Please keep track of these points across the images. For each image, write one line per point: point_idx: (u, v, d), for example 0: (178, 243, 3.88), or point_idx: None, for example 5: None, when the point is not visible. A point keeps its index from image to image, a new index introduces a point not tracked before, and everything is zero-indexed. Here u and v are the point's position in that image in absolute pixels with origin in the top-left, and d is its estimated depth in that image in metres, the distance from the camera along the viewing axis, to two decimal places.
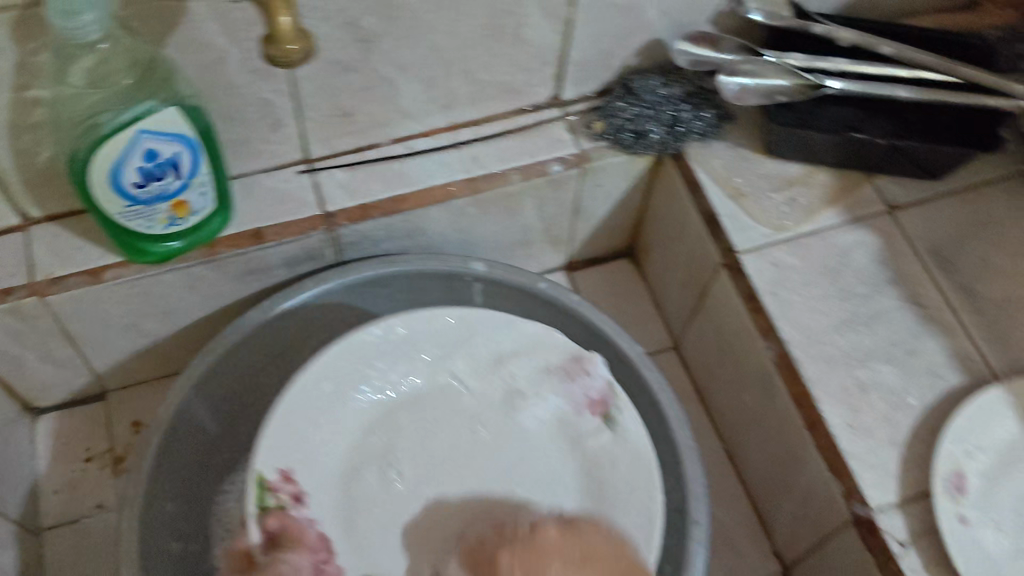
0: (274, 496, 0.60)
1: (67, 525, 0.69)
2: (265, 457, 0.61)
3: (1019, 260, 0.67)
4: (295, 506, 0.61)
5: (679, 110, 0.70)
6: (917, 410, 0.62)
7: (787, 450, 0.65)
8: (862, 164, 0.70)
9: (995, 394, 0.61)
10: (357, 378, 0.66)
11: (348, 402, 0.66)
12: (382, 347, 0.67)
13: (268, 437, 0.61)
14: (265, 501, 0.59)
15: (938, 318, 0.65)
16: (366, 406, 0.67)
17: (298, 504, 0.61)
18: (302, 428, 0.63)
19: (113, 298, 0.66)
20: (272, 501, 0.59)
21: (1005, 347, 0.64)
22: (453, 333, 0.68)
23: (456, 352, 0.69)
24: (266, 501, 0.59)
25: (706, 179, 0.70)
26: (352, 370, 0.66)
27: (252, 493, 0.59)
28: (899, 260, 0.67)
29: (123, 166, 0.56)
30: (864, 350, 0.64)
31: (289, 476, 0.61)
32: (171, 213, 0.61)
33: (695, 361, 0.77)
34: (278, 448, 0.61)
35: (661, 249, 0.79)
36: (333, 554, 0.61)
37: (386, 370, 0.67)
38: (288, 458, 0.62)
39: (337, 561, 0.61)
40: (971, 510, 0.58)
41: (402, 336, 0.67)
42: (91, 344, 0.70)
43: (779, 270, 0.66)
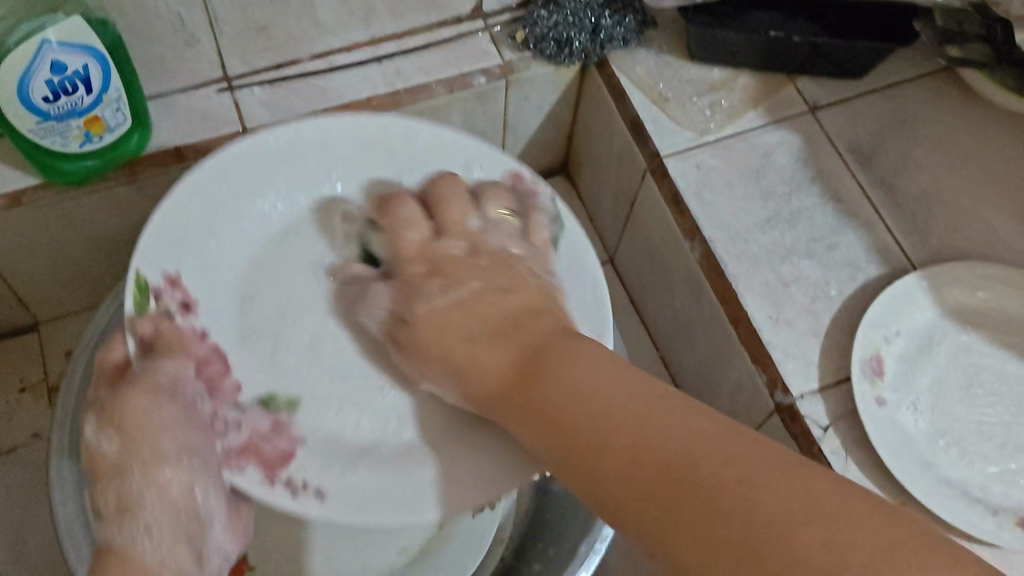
0: (156, 299, 0.51)
1: (4, 456, 0.71)
2: (144, 257, 0.51)
3: (937, 154, 0.69)
4: (182, 313, 0.52)
5: (600, 17, 0.70)
6: (837, 302, 0.63)
7: (715, 348, 0.66)
8: (783, 66, 0.70)
9: (914, 280, 0.62)
10: (260, 177, 0.57)
11: (244, 193, 0.56)
12: (285, 144, 0.58)
13: (145, 239, 0.51)
14: (146, 302, 0.50)
15: (858, 213, 0.66)
16: (274, 214, 0.57)
17: (186, 311, 0.52)
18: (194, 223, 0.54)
19: (33, 223, 0.65)
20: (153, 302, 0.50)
21: (923, 239, 0.65)
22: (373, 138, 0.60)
23: (376, 154, 0.60)
24: (147, 302, 0.50)
25: (629, 87, 0.70)
26: (253, 165, 0.57)
27: (128, 292, 0.50)
28: (819, 158, 0.68)
29: (30, 80, 0.55)
30: (786, 246, 0.64)
31: (175, 282, 0.52)
32: (86, 129, 0.60)
33: (628, 272, 0.78)
34: (154, 244, 0.52)
35: (591, 162, 0.80)
36: (230, 369, 0.52)
37: (297, 174, 0.58)
38: (178, 261, 0.53)
39: (234, 377, 0.52)
40: (889, 392, 0.59)
41: (307, 136, 0.58)
42: (16, 276, 0.69)
43: (702, 172, 0.67)
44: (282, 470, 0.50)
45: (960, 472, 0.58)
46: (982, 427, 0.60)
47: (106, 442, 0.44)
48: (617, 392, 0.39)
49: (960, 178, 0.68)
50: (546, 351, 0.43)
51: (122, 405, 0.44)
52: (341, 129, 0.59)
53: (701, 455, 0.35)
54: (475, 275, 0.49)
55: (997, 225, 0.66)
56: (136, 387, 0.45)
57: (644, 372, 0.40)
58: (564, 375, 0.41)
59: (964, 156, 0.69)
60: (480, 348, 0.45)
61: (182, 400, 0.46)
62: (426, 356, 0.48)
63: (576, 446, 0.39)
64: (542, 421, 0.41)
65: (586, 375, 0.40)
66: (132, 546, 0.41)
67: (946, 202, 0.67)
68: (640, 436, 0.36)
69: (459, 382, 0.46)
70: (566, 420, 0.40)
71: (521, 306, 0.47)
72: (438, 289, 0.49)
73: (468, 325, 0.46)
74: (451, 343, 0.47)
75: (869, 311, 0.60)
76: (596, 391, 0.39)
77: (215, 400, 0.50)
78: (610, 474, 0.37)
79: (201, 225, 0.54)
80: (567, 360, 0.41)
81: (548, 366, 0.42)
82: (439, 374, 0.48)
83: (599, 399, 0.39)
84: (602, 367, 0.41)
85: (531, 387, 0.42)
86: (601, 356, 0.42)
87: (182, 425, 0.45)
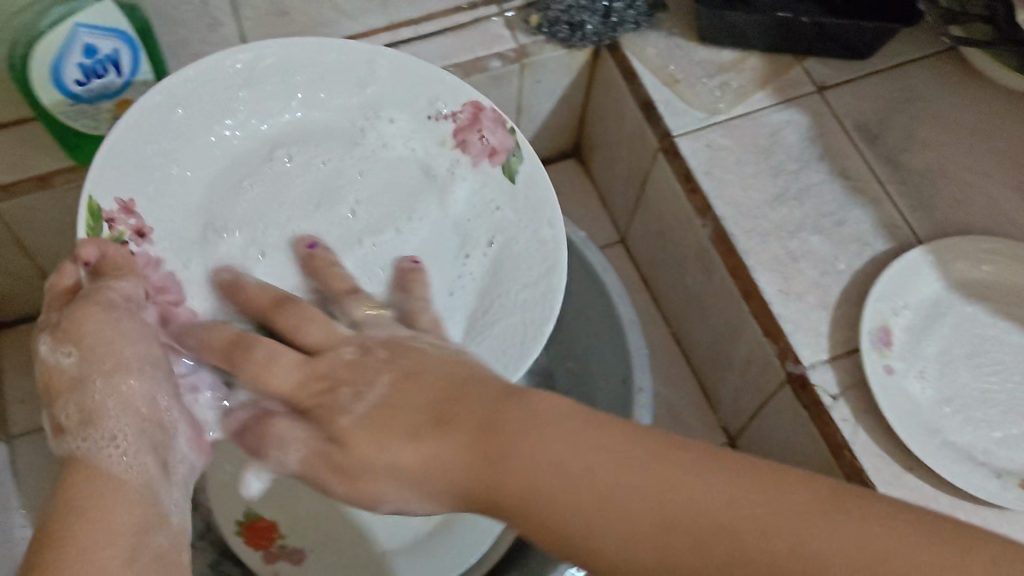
0: (115, 228, 0.52)
1: (34, 433, 0.73)
2: (99, 180, 0.51)
3: (941, 133, 0.70)
4: (136, 240, 0.53)
5: (612, 0, 0.72)
6: (845, 275, 0.64)
7: (727, 321, 0.68)
8: (792, 47, 0.72)
9: (920, 253, 0.64)
10: (208, 97, 0.56)
11: (192, 114, 0.56)
12: (234, 65, 0.56)
13: (101, 160, 0.51)
14: (100, 231, 0.51)
15: (865, 190, 0.68)
16: (224, 139, 0.58)
17: (141, 238, 0.53)
18: (149, 145, 0.54)
19: (63, 205, 0.67)
20: (115, 232, 0.52)
21: (928, 214, 0.67)
22: (328, 54, 0.60)
23: (326, 72, 0.60)
24: (101, 231, 0.51)
25: (640, 69, 0.72)
26: (205, 86, 0.56)
27: (82, 220, 0.50)
28: (827, 136, 0.70)
29: (63, 64, 0.57)
30: (795, 222, 0.66)
31: (130, 208, 0.53)
32: (115, 111, 0.62)
33: (640, 252, 0.80)
34: (110, 168, 0.51)
35: (603, 145, 0.81)
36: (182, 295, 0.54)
37: (245, 93, 0.58)
38: (133, 186, 0.53)
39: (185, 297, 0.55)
40: (897, 361, 0.61)
41: (261, 56, 0.57)
42: (47, 256, 0.71)
43: (712, 151, 0.69)
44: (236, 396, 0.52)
45: (965, 438, 0.59)
46: (986, 395, 0.61)
47: (62, 352, 0.44)
48: (593, 470, 0.33)
49: (963, 156, 0.69)
50: (492, 444, 0.35)
51: (82, 321, 0.45)
52: (297, 53, 0.58)
53: (766, 530, 0.31)
54: (384, 371, 0.41)
55: (1000, 200, 0.67)
56: (90, 303, 0.45)
57: (587, 418, 0.35)
58: (546, 494, 0.34)
59: (967, 134, 0.70)
60: (420, 452, 0.37)
61: (138, 316, 0.48)
62: (367, 483, 0.39)
63: (583, 529, 0.33)
64: (542, 533, 0.35)
65: (548, 446, 0.34)
66: (97, 454, 0.42)
67: (951, 178, 0.68)
68: (665, 513, 0.32)
69: (416, 487, 0.38)
70: (558, 520, 0.34)
71: (433, 394, 0.38)
72: (354, 397, 0.40)
73: (388, 424, 0.38)
74: (392, 453, 0.38)
75: (877, 283, 0.62)
76: (572, 480, 0.33)
77: (172, 324, 0.52)
78: (644, 566, 0.32)
79: (150, 151, 0.54)
80: (524, 431, 0.35)
81: (461, 455, 0.36)
82: (389, 489, 0.38)
83: (591, 488, 0.33)
84: (549, 439, 0.34)
85: (480, 481, 0.35)
86: (552, 432, 0.35)
87: (136, 337, 0.46)
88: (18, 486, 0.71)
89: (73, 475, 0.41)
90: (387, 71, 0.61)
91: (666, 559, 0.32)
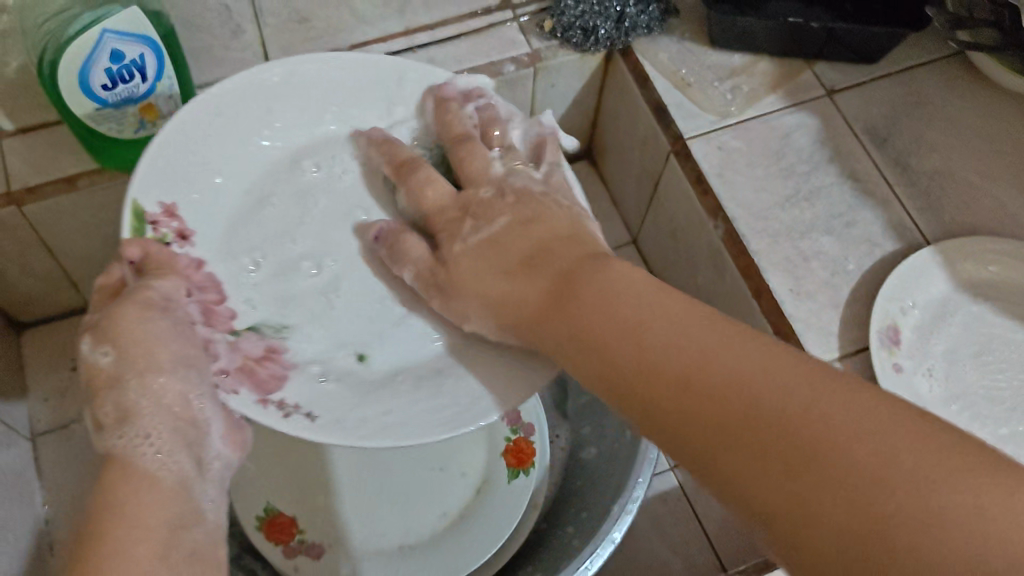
0: (157, 229, 0.53)
1: (58, 430, 0.75)
2: (144, 183, 0.53)
3: (948, 135, 0.72)
4: (178, 243, 0.54)
5: (625, 6, 0.73)
6: (855, 275, 0.66)
7: (738, 321, 0.69)
8: (802, 51, 0.73)
9: (928, 254, 0.65)
10: (244, 105, 0.60)
11: (228, 122, 0.59)
12: (268, 78, 0.60)
13: (146, 160, 0.53)
14: (144, 232, 0.52)
15: (874, 191, 0.69)
16: (260, 152, 0.61)
17: (183, 241, 0.54)
18: (188, 153, 0.57)
19: (88, 206, 0.69)
20: (155, 234, 0.53)
21: (936, 215, 0.68)
22: (354, 69, 0.63)
23: (353, 90, 0.63)
24: (145, 232, 0.52)
25: (652, 72, 0.73)
26: (243, 95, 0.59)
27: (127, 217, 0.52)
28: (836, 139, 0.71)
29: (91, 69, 0.58)
30: (805, 222, 0.67)
31: (173, 212, 0.55)
32: (140, 116, 0.63)
33: (652, 252, 0.82)
34: (153, 173, 0.54)
35: (614, 147, 0.83)
36: (223, 296, 0.55)
37: (274, 101, 0.61)
38: (175, 192, 0.55)
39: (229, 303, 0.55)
40: (906, 360, 0.62)
41: (295, 65, 0.61)
42: (70, 256, 0.73)
43: (724, 153, 0.70)
44: (273, 393, 0.52)
45: (972, 435, 0.60)
46: (993, 393, 0.62)
47: (99, 350, 0.45)
48: (679, 318, 0.40)
49: (970, 158, 0.71)
50: (605, 298, 0.43)
51: (118, 320, 0.45)
52: (310, 67, 0.61)
53: (792, 394, 0.34)
54: (541, 277, 0.48)
55: (1007, 201, 0.69)
56: (128, 302, 0.46)
57: (703, 310, 0.40)
58: (645, 344, 0.40)
59: (974, 137, 0.71)
60: (509, 282, 0.48)
61: (174, 317, 0.48)
62: (460, 300, 0.51)
63: (621, 352, 0.41)
64: (611, 384, 0.41)
65: (663, 319, 0.40)
66: (134, 452, 0.43)
67: (958, 180, 0.70)
68: (751, 392, 0.35)
69: (495, 314, 0.49)
70: (599, 343, 0.42)
71: (548, 241, 0.49)
72: (472, 227, 0.52)
73: (491, 256, 0.50)
74: (484, 279, 0.50)
75: (887, 283, 0.63)
76: (650, 320, 0.41)
77: (212, 325, 0.52)
78: (667, 400, 0.38)
79: (185, 155, 0.56)
80: (646, 297, 0.42)
81: (559, 292, 0.46)
82: (474, 308, 0.50)
83: (676, 335, 0.39)
84: (661, 301, 0.41)
85: (560, 305, 0.45)
86: (678, 317, 0.40)
87: (173, 336, 0.47)
88: (43, 484, 0.72)
89: (109, 474, 0.43)
90: (408, 85, 0.64)
91: (659, 397, 0.38)
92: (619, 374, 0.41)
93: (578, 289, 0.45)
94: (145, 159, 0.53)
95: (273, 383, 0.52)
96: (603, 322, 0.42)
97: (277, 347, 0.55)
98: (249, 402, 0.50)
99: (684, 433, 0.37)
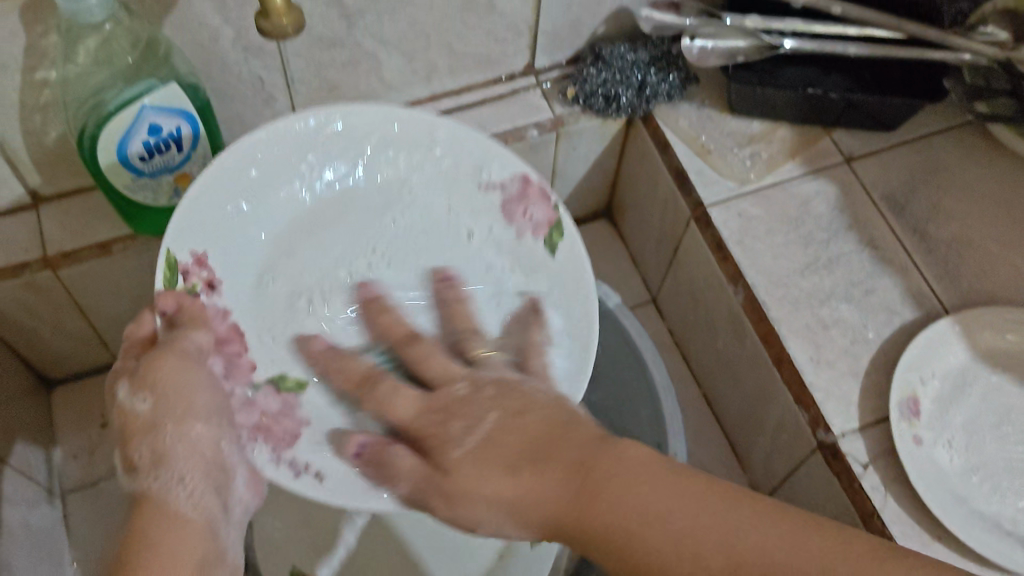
0: (189, 279, 0.55)
1: (88, 488, 0.76)
2: (176, 237, 0.55)
3: (967, 203, 0.72)
4: (206, 292, 0.56)
5: (646, 74, 0.74)
6: (874, 344, 0.66)
7: (758, 388, 0.70)
8: (821, 119, 0.74)
9: (948, 324, 0.66)
10: (281, 155, 0.61)
11: (266, 178, 0.61)
12: (301, 129, 0.61)
13: (177, 216, 0.55)
14: (180, 283, 0.55)
15: (892, 258, 0.70)
16: (298, 201, 0.62)
17: (212, 291, 0.57)
18: (226, 207, 0.59)
19: (122, 270, 0.70)
20: (186, 284, 0.55)
21: (955, 283, 0.68)
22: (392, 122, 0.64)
23: (402, 142, 0.65)
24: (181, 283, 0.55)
25: (673, 138, 0.75)
26: (284, 147, 0.61)
27: (160, 273, 0.54)
28: (855, 206, 0.72)
29: (128, 142, 0.60)
30: (825, 290, 0.68)
31: (202, 261, 0.56)
32: (175, 183, 0.65)
33: (670, 314, 0.83)
34: (188, 228, 0.56)
35: (634, 209, 0.84)
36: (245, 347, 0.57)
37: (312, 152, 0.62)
38: (207, 243, 0.57)
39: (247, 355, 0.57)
40: (926, 431, 0.63)
41: (344, 114, 0.62)
42: (102, 317, 0.75)
43: (744, 220, 0.71)
44: (287, 450, 0.54)
45: (992, 507, 0.61)
46: (1014, 464, 0.63)
47: (138, 395, 0.48)
48: (658, 512, 0.37)
49: (989, 226, 0.71)
50: (598, 493, 0.38)
51: (157, 369, 0.48)
52: (362, 117, 0.63)
53: None
54: (490, 407, 0.44)
55: None
56: (167, 352, 0.50)
57: (687, 480, 0.38)
58: (673, 547, 0.37)
59: (992, 205, 0.72)
60: (515, 483, 0.40)
61: (207, 367, 0.52)
62: (467, 509, 0.42)
63: (640, 557, 0.37)
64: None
65: (681, 510, 0.37)
66: (168, 494, 0.46)
67: (977, 248, 0.70)
68: None
69: (513, 515, 0.41)
70: (624, 552, 0.38)
71: (542, 423, 0.42)
72: (463, 431, 0.43)
73: (492, 459, 0.41)
74: (484, 484, 0.41)
75: (906, 353, 0.64)
76: (653, 515, 0.37)
77: (233, 378, 0.55)
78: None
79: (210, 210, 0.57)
80: (654, 491, 0.38)
81: (537, 492, 0.40)
82: (488, 514, 0.41)
83: (671, 533, 0.37)
84: (640, 493, 0.38)
85: (580, 521, 0.39)
86: (706, 506, 0.37)
87: (206, 387, 0.50)
88: (70, 541, 0.74)
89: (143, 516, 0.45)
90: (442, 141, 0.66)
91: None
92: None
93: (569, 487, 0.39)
94: (178, 217, 0.55)
95: (288, 441, 0.55)
96: (615, 516, 0.38)
97: (291, 403, 0.56)
98: (266, 460, 0.53)
99: None
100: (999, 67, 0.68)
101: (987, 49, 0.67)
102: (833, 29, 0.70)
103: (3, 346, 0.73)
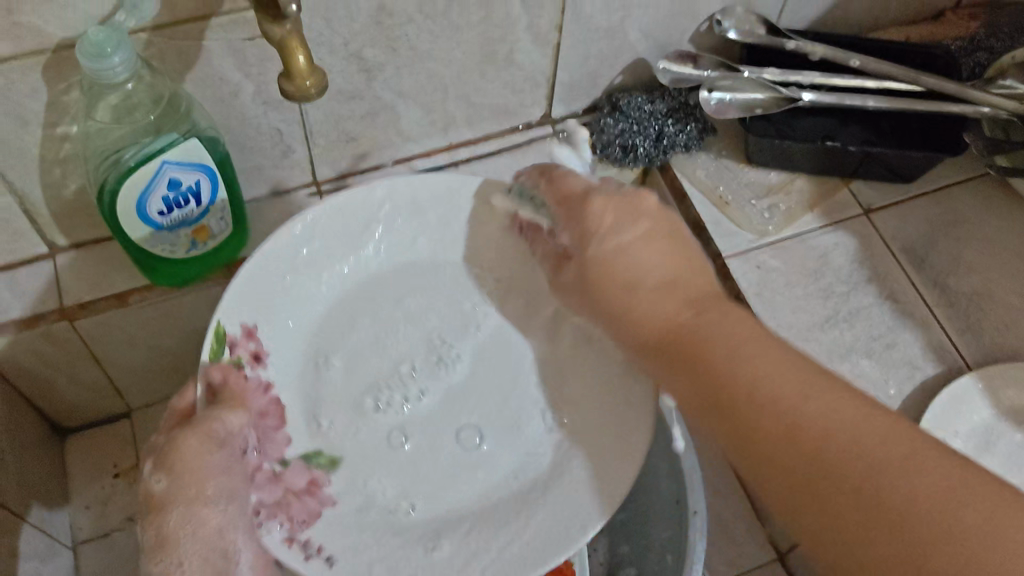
0: (235, 351, 0.56)
1: (99, 539, 0.76)
2: (227, 310, 0.56)
3: (987, 256, 0.72)
4: (251, 364, 0.56)
5: (664, 125, 0.74)
6: (896, 399, 0.65)
7: None
8: (839, 171, 0.74)
9: (971, 381, 0.65)
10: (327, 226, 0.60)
11: (310, 251, 0.60)
12: (346, 199, 0.61)
13: (229, 292, 0.56)
14: (221, 356, 0.55)
15: (913, 312, 0.69)
16: (347, 273, 0.62)
17: (257, 363, 0.57)
18: (277, 277, 0.59)
19: (137, 320, 0.70)
20: (229, 357, 0.55)
21: (976, 337, 0.68)
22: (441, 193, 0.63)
23: (447, 214, 0.63)
24: (222, 356, 0.55)
25: (690, 189, 0.75)
26: (331, 220, 0.61)
27: (207, 344, 0.54)
28: (874, 259, 0.71)
29: (148, 197, 0.60)
30: (845, 344, 0.67)
31: (253, 333, 0.57)
32: (192, 237, 0.65)
33: None
34: (239, 298, 0.57)
35: None
36: (283, 423, 0.57)
37: (360, 223, 0.62)
38: (257, 315, 0.58)
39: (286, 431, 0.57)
40: None
41: (390, 182, 0.62)
42: (117, 368, 0.75)
43: (763, 273, 0.71)
44: (302, 531, 0.54)
45: None
46: None
47: (158, 476, 0.50)
48: (831, 407, 0.45)
49: (1009, 279, 0.71)
50: (793, 408, 0.45)
51: (178, 450, 0.50)
52: (406, 188, 0.62)
53: (939, 514, 0.41)
54: (656, 250, 0.55)
55: None
56: (191, 433, 0.50)
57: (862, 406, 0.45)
58: (815, 420, 0.45)
59: (1012, 258, 0.72)
60: (676, 317, 0.52)
61: (235, 449, 0.52)
62: (598, 275, 0.56)
63: (752, 413, 0.47)
64: (758, 441, 0.46)
65: (845, 412, 0.45)
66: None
67: (998, 301, 0.69)
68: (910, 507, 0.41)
69: (634, 335, 0.54)
70: (756, 391, 0.47)
71: (695, 291, 0.54)
72: (616, 223, 0.56)
73: (668, 294, 0.54)
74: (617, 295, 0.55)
75: (927, 415, 0.63)
76: (801, 409, 0.45)
77: (264, 453, 0.56)
78: (772, 447, 0.45)
79: (253, 288, 0.58)
80: (823, 391, 0.46)
81: (762, 360, 0.48)
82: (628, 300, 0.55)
83: (799, 411, 0.45)
84: (839, 407, 0.45)
85: (695, 337, 0.50)
86: (857, 415, 0.45)
87: (223, 470, 0.51)
88: None
89: None
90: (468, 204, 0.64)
91: (764, 439, 0.46)
92: (774, 440, 0.45)
93: (717, 338, 0.50)
94: (227, 298, 0.56)
95: (307, 521, 0.55)
96: (764, 395, 0.47)
97: (321, 480, 0.57)
98: (278, 541, 0.53)
99: (815, 507, 0.44)
100: (1018, 119, 0.68)
101: (1006, 103, 0.68)
102: (850, 82, 0.71)
103: (17, 395, 0.72)
